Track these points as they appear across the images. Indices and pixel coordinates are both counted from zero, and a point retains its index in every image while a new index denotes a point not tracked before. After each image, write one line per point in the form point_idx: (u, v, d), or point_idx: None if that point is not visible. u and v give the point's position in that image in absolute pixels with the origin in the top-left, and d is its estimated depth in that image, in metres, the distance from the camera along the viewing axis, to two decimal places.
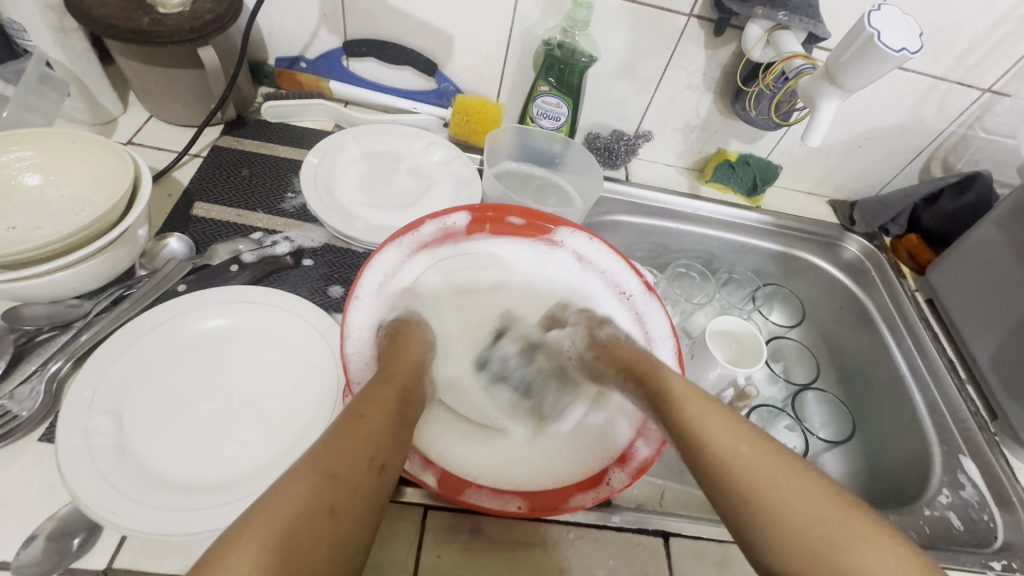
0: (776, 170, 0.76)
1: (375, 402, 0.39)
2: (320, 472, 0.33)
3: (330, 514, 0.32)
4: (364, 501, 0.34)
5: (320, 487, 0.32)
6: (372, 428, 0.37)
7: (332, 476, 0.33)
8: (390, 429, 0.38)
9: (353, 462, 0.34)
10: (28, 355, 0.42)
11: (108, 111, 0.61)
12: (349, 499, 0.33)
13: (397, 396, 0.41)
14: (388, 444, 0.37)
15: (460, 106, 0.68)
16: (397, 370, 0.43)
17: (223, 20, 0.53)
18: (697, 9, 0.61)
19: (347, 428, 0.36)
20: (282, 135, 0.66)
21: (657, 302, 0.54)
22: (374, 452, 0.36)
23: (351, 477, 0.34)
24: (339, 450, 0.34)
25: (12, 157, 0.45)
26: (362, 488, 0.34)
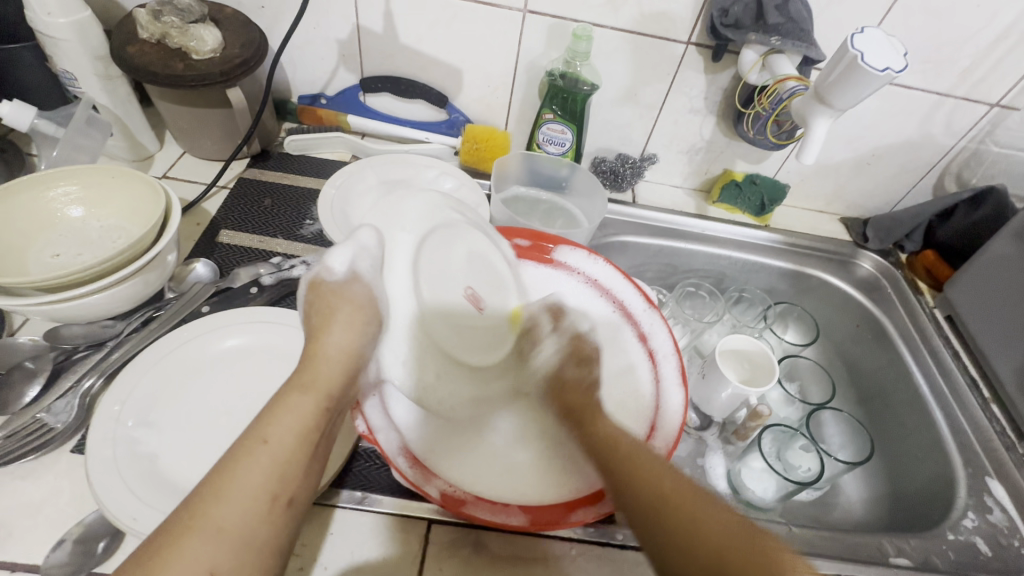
0: (783, 189, 0.77)
1: (283, 419, 0.34)
2: (204, 526, 0.29)
3: None
4: (258, 549, 0.30)
5: (203, 548, 0.28)
6: (275, 458, 0.32)
7: (220, 526, 0.29)
8: (300, 454, 0.34)
9: (250, 508, 0.30)
10: (66, 371, 0.46)
11: (145, 148, 0.66)
12: (232, 556, 0.29)
13: (319, 411, 0.36)
14: (296, 474, 0.33)
15: (469, 134, 0.71)
16: (322, 376, 0.38)
17: (249, 64, 0.59)
18: (695, 37, 0.63)
19: (242, 458, 0.32)
20: (302, 166, 0.71)
21: (661, 320, 0.56)
22: (278, 488, 0.32)
23: (243, 526, 0.30)
24: (225, 498, 0.30)
25: (58, 192, 0.50)
26: (255, 537, 0.30)
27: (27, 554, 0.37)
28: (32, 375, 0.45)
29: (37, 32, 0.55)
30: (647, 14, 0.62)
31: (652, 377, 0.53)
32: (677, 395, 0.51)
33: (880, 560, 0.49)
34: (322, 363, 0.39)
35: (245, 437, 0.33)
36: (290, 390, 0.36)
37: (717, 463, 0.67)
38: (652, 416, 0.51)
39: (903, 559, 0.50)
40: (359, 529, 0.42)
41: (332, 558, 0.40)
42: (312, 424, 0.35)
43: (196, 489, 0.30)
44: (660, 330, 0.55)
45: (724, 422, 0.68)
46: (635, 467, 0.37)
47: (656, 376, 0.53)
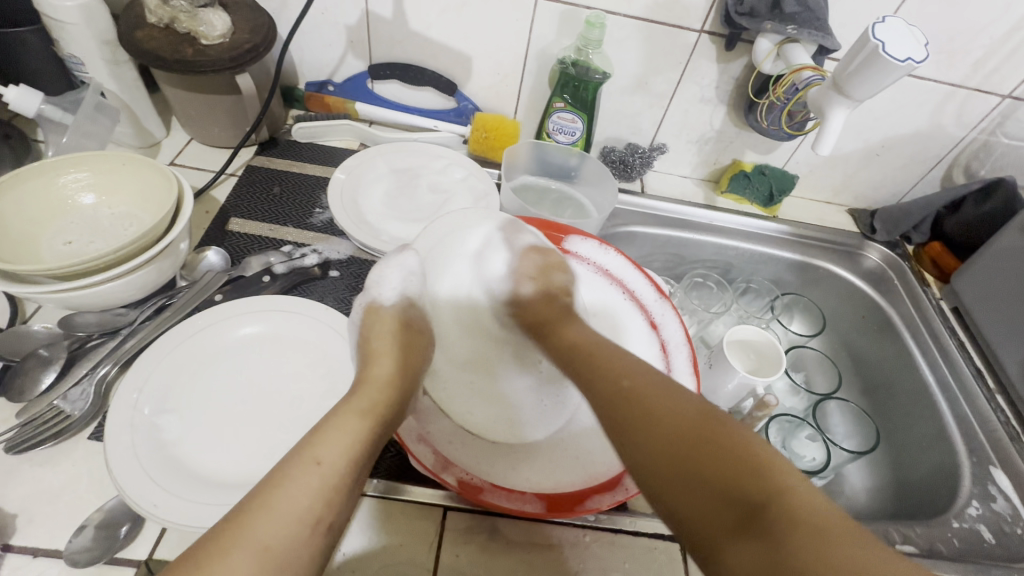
0: (792, 180, 0.77)
1: (335, 440, 0.34)
2: (246, 542, 0.29)
3: None
4: (300, 568, 0.29)
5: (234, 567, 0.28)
6: (326, 481, 0.32)
7: (264, 548, 0.29)
8: (351, 474, 0.33)
9: (291, 530, 0.30)
10: (80, 360, 0.46)
11: (152, 135, 0.66)
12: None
13: (372, 435, 0.36)
14: (342, 501, 0.32)
15: (479, 123, 0.71)
16: (370, 402, 0.38)
17: (259, 49, 0.58)
18: (708, 25, 0.63)
19: (293, 478, 0.32)
20: (310, 154, 0.70)
21: (673, 310, 0.56)
22: (322, 513, 0.31)
23: (285, 547, 0.29)
24: (260, 517, 0.30)
25: (70, 179, 0.49)
26: (294, 553, 0.30)
27: (49, 539, 0.38)
28: (47, 363, 0.45)
29: (43, 16, 0.54)
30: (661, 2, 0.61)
31: (664, 369, 0.53)
32: (690, 385, 0.51)
33: (887, 546, 0.50)
34: (371, 391, 0.38)
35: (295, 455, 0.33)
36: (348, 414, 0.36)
37: None
38: None
39: (910, 546, 0.50)
40: (375, 516, 0.43)
41: (349, 544, 0.41)
42: (363, 450, 0.35)
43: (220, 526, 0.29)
44: (673, 323, 0.55)
45: (730, 411, 0.69)
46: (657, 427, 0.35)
47: (668, 368, 0.53)
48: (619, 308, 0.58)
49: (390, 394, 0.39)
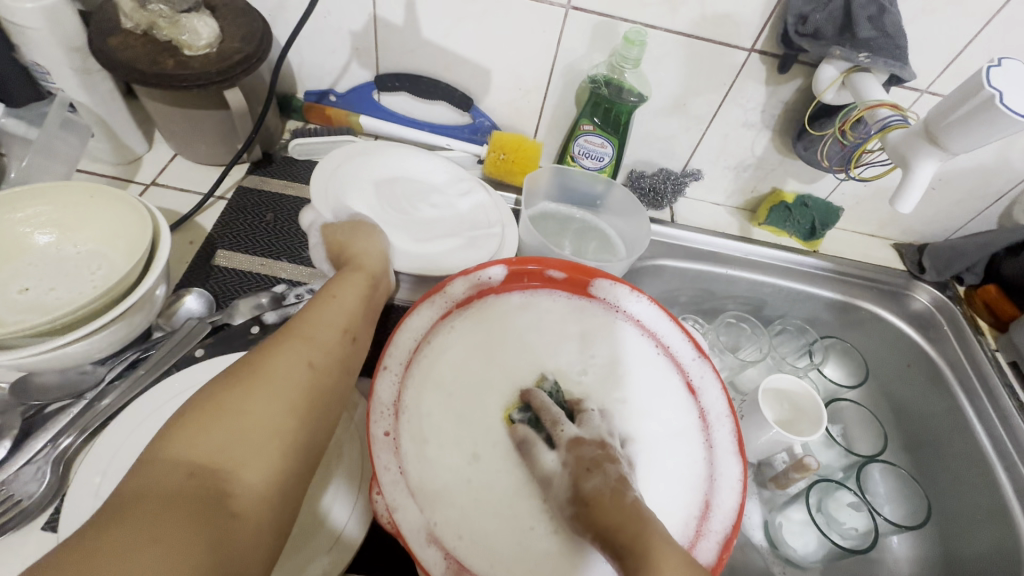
0: (837, 213, 0.70)
1: (348, 286, 0.42)
2: (296, 336, 0.35)
3: (310, 364, 0.34)
4: (337, 361, 0.36)
5: (258, 440, 0.30)
6: (345, 307, 0.40)
7: (306, 338, 0.36)
8: (361, 309, 0.41)
9: (327, 335, 0.37)
10: (37, 430, 0.40)
11: (132, 150, 0.59)
12: (323, 357, 0.35)
13: (368, 283, 0.43)
14: (361, 324, 0.40)
15: (496, 143, 0.64)
16: (367, 261, 0.45)
17: (251, 61, 0.51)
18: (760, 44, 0.56)
19: (319, 307, 0.39)
20: (309, 173, 0.63)
21: (714, 372, 0.50)
22: (347, 327, 0.38)
23: (323, 341, 0.36)
24: (259, 399, 0.31)
25: (28, 214, 0.43)
26: (333, 350, 0.36)
27: None
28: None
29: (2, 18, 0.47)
30: (710, 16, 0.54)
31: (704, 443, 0.47)
32: (735, 466, 0.45)
33: None
34: (364, 255, 0.46)
35: (262, 350, 0.34)
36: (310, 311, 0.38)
37: (753, 511, 0.64)
38: (707, 488, 0.44)
39: None
40: None
41: None
42: (368, 293, 0.42)
43: (214, 426, 0.29)
44: (715, 389, 0.49)
45: (760, 465, 0.64)
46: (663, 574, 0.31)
47: (709, 442, 0.47)
48: (651, 364, 0.51)
49: (378, 262, 0.46)
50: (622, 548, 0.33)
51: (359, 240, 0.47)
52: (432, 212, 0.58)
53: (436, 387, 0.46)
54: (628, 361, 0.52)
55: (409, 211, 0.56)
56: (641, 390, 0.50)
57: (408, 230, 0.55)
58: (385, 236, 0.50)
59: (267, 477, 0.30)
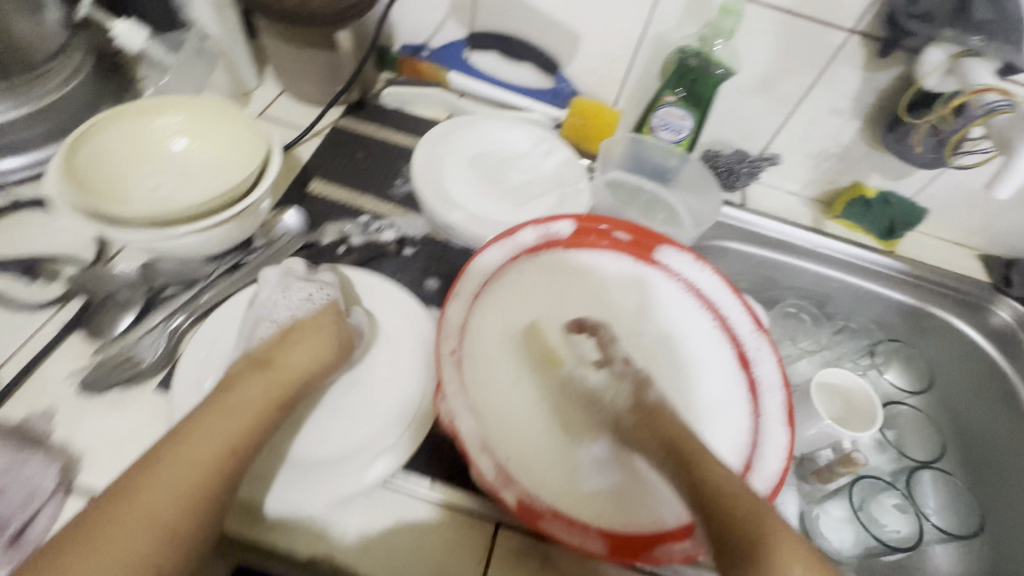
0: (921, 214, 0.67)
1: (254, 385, 0.38)
2: (154, 525, 0.32)
3: (156, 573, 0.31)
4: (196, 492, 0.34)
5: (136, 527, 0.32)
6: (241, 417, 0.37)
7: (173, 531, 0.32)
8: (261, 416, 0.37)
9: (193, 475, 0.34)
10: (156, 307, 0.46)
11: (246, 83, 0.65)
12: (169, 489, 0.33)
13: (279, 417, 0.38)
14: (258, 426, 0.37)
15: (577, 109, 0.66)
16: (290, 361, 0.40)
17: (363, 5, 0.55)
18: (862, 25, 0.54)
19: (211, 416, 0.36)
20: (397, 121, 0.67)
21: (771, 348, 0.50)
22: (231, 443, 0.36)
23: (200, 504, 0.33)
24: (158, 476, 0.33)
25: (165, 122, 0.48)
26: (194, 494, 0.33)
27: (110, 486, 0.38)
28: (125, 306, 0.45)
29: None
30: None
31: (752, 412, 0.48)
32: (783, 437, 0.45)
33: None
34: (294, 337, 0.41)
35: (137, 474, 0.34)
36: (251, 370, 0.39)
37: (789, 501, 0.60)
38: (749, 453, 0.45)
39: None
40: (424, 521, 0.41)
41: (397, 545, 0.39)
42: (274, 399, 0.38)
43: (110, 504, 0.32)
44: (769, 363, 0.49)
45: (803, 458, 0.62)
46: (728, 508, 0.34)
47: (757, 412, 0.47)
48: (705, 333, 0.52)
49: (316, 336, 0.42)
50: (692, 457, 0.38)
51: (295, 336, 0.41)
52: (519, 177, 0.63)
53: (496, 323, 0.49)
54: (679, 327, 0.53)
55: (500, 180, 0.61)
56: (694, 356, 0.51)
57: (500, 192, 0.61)
58: (361, 313, 0.47)
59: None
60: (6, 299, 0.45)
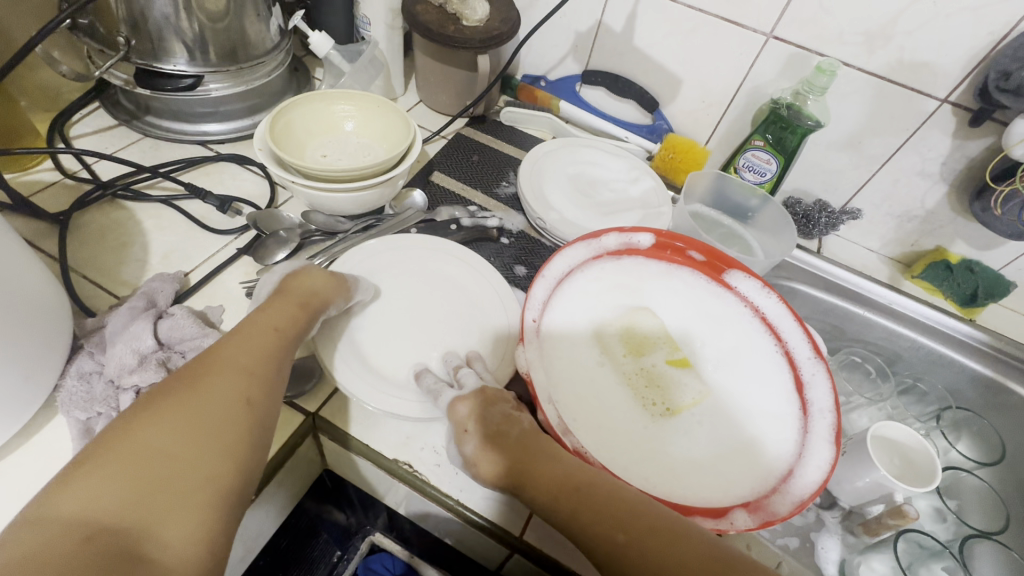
0: (1007, 286, 0.68)
1: (280, 303, 0.44)
2: (225, 370, 0.37)
3: (246, 401, 0.36)
4: (264, 353, 0.39)
5: (222, 374, 0.36)
6: (276, 317, 0.42)
7: (251, 374, 0.38)
8: (299, 314, 0.44)
9: (255, 350, 0.39)
10: (306, 247, 0.58)
11: (394, 90, 0.79)
12: (240, 355, 0.38)
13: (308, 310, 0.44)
14: (297, 317, 0.43)
15: (669, 143, 0.73)
16: (303, 281, 0.46)
17: (504, 36, 0.67)
18: (955, 95, 0.58)
19: (246, 325, 0.41)
20: (509, 135, 0.78)
21: (827, 374, 0.51)
22: (276, 325, 0.42)
23: (260, 369, 0.38)
24: (215, 356, 0.38)
25: (340, 109, 0.62)
26: (262, 358, 0.39)
27: None
28: (284, 242, 0.57)
29: None
30: (906, 62, 0.58)
31: (800, 430, 0.50)
32: (827, 454, 0.47)
33: None
34: (302, 275, 0.47)
35: (196, 359, 0.37)
36: (273, 294, 0.45)
37: (831, 546, 0.60)
38: (792, 462, 0.48)
39: None
40: None
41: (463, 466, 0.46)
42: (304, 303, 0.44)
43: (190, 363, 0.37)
44: (823, 388, 0.51)
45: (851, 510, 0.62)
46: (602, 511, 0.38)
47: (805, 429, 0.50)
48: (763, 352, 0.56)
49: (311, 286, 0.46)
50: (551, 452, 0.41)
51: (297, 275, 0.47)
52: (610, 195, 0.70)
53: (580, 310, 0.56)
54: (741, 342, 0.57)
55: (593, 195, 0.70)
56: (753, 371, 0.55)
57: (590, 206, 0.69)
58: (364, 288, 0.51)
59: (219, 411, 0.35)
60: (203, 223, 0.59)
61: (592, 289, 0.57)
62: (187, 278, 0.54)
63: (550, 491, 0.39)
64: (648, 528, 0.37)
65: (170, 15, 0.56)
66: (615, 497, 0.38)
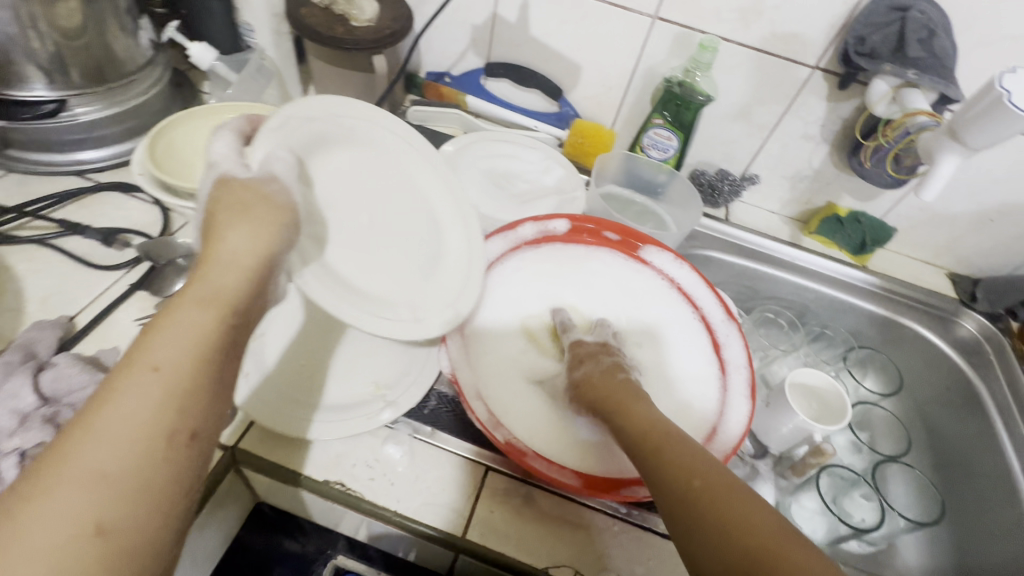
0: (889, 232, 0.74)
1: (172, 332, 0.31)
2: (79, 471, 0.26)
3: (96, 531, 0.26)
4: (142, 434, 0.28)
5: (76, 483, 0.26)
6: (163, 374, 0.30)
7: (109, 475, 0.27)
8: (205, 349, 0.32)
9: (134, 433, 0.28)
10: None
11: (292, 98, 0.75)
12: (104, 443, 0.27)
13: (218, 331, 0.33)
14: (205, 353, 0.32)
15: (577, 129, 0.75)
16: (218, 286, 0.35)
17: (398, 35, 0.65)
18: (823, 62, 0.63)
19: (127, 377, 0.29)
20: (419, 135, 0.77)
21: (738, 333, 0.55)
22: (165, 367, 0.30)
23: (139, 463, 0.27)
24: (75, 437, 0.27)
25: (228, 123, 0.58)
26: (136, 447, 0.28)
27: None
28: (183, 270, 0.54)
29: None
30: (778, 34, 0.62)
31: (720, 388, 0.53)
32: (743, 408, 0.51)
33: None
34: (216, 270, 0.35)
35: (62, 443, 0.27)
36: (186, 289, 0.34)
37: (766, 491, 0.64)
38: (715, 419, 0.52)
39: None
40: (425, 459, 0.47)
41: (401, 476, 0.46)
42: (206, 338, 0.32)
43: (39, 456, 0.26)
44: (736, 348, 0.55)
45: (781, 455, 0.65)
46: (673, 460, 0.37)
47: (724, 387, 0.53)
48: (681, 321, 0.58)
49: (231, 279, 0.35)
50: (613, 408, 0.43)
51: (213, 257, 0.36)
52: (525, 187, 0.71)
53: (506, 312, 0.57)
54: (658, 312, 0.59)
55: (508, 187, 0.70)
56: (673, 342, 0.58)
57: (506, 198, 0.69)
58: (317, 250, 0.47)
59: (57, 546, 0.25)
60: (87, 260, 0.54)
61: (509, 283, 0.58)
62: (74, 322, 0.49)
63: (640, 430, 0.40)
64: (720, 486, 0.34)
65: (15, 35, 0.51)
66: (683, 459, 0.37)
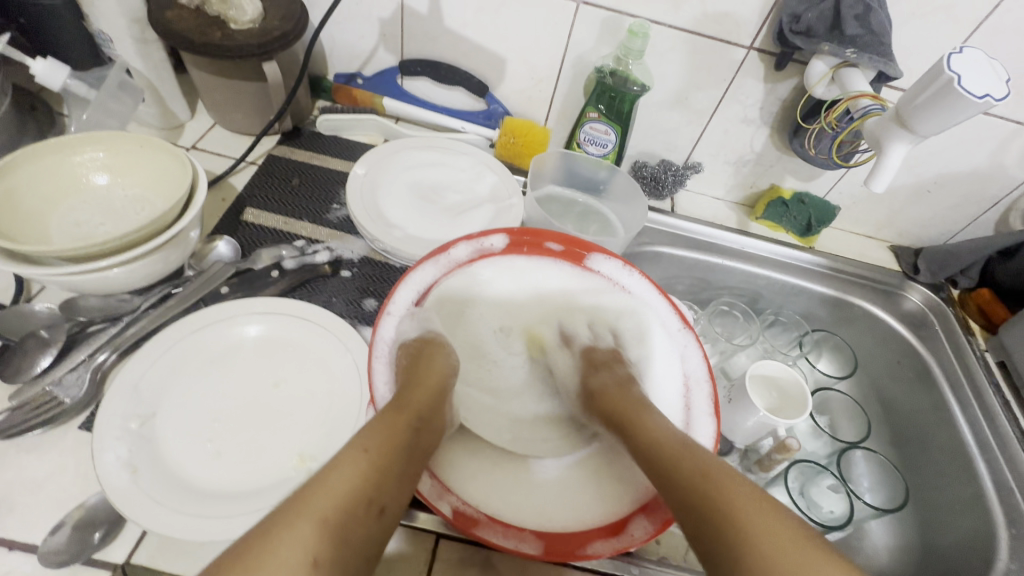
0: (833, 211, 0.72)
1: (380, 431, 0.37)
2: (310, 517, 0.30)
3: (313, 567, 0.29)
4: (352, 496, 0.32)
5: (307, 530, 0.30)
6: (375, 462, 0.35)
7: (327, 519, 0.31)
8: (405, 443, 0.37)
9: (351, 499, 0.32)
10: (79, 344, 0.45)
11: (176, 116, 0.65)
12: (340, 506, 0.31)
13: (409, 428, 0.39)
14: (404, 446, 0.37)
15: (507, 127, 0.69)
16: (423, 375, 0.44)
17: (289, 37, 0.56)
18: (758, 42, 0.59)
19: (346, 459, 0.34)
20: (332, 147, 0.68)
21: (697, 341, 0.50)
22: (373, 452, 0.35)
23: (342, 517, 0.31)
24: (320, 513, 0.31)
25: (86, 158, 0.48)
26: (348, 523, 0.31)
27: (25, 532, 0.37)
28: (45, 345, 0.44)
29: None
30: (709, 14, 0.58)
31: (684, 405, 0.49)
32: (708, 428, 0.46)
33: None
34: (425, 369, 0.44)
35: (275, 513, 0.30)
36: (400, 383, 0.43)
37: None
38: None
39: None
40: None
41: None
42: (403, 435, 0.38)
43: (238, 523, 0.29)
44: (696, 357, 0.50)
45: (747, 449, 0.63)
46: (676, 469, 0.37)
47: (687, 404, 0.48)
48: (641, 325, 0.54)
49: (428, 397, 0.42)
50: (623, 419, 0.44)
51: (412, 365, 0.44)
52: (456, 197, 0.64)
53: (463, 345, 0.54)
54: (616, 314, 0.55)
55: (436, 199, 0.63)
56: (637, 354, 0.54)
57: (435, 213, 0.62)
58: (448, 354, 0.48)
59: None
60: None
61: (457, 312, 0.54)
62: None
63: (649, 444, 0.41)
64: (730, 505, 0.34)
65: None
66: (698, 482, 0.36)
